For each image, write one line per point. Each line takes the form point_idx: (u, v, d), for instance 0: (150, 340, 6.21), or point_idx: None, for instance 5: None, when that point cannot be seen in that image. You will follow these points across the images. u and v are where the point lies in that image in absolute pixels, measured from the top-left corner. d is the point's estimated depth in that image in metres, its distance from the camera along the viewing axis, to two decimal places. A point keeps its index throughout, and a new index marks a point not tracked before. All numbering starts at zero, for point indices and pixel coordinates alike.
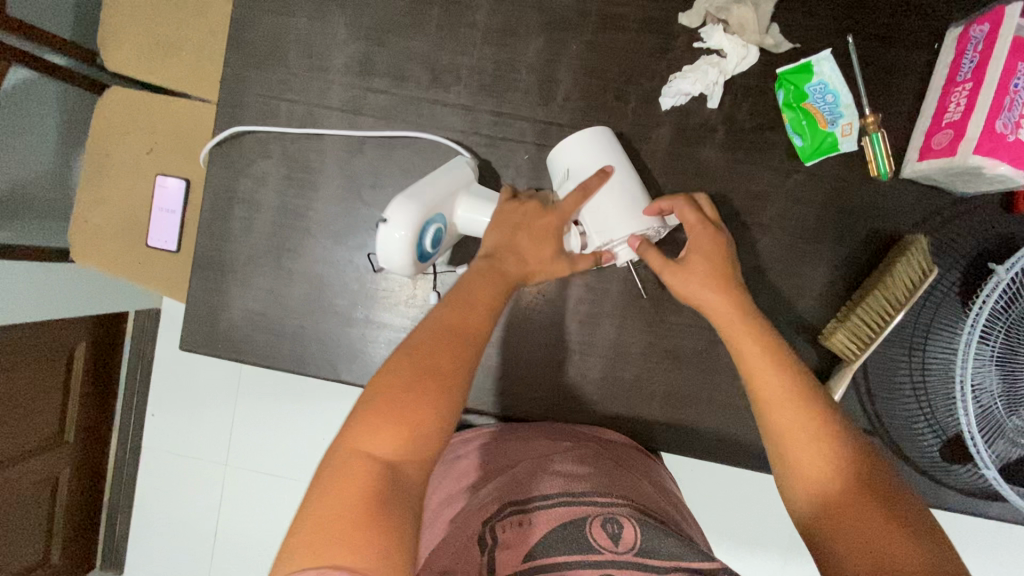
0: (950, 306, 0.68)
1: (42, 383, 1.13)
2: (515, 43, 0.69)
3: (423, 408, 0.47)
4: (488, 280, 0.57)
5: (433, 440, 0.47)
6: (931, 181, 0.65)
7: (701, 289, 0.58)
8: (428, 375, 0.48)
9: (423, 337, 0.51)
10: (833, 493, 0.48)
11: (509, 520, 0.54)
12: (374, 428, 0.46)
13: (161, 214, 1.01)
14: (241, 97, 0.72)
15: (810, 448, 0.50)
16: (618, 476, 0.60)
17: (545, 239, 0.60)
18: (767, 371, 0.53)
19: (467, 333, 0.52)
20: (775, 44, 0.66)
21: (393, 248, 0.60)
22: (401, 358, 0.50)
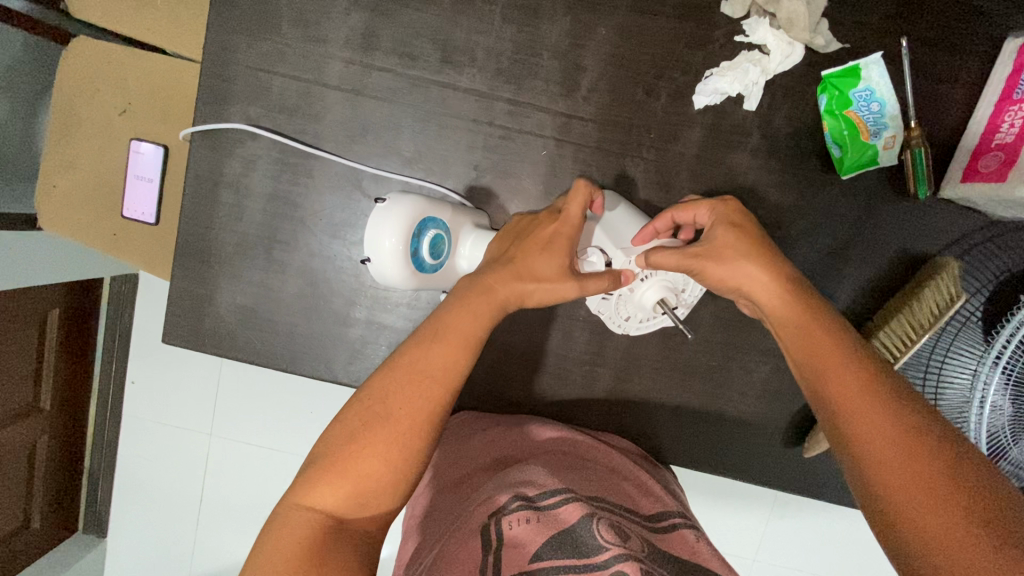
0: (971, 333, 0.66)
1: (14, 352, 1.08)
2: (538, 24, 0.62)
3: (382, 446, 0.44)
4: (473, 313, 0.49)
5: (384, 500, 0.45)
6: (971, 203, 0.62)
7: (733, 259, 0.51)
8: (383, 428, 0.44)
9: (384, 384, 0.46)
10: (874, 451, 0.40)
11: (513, 514, 0.48)
12: (320, 483, 0.44)
13: (137, 182, 0.93)
14: (227, 67, 0.64)
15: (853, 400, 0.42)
16: (605, 481, 0.56)
17: (550, 250, 0.51)
18: (798, 325, 0.48)
19: (435, 376, 0.47)
20: (824, 44, 0.60)
21: (384, 243, 0.56)
22: (358, 404, 0.46)
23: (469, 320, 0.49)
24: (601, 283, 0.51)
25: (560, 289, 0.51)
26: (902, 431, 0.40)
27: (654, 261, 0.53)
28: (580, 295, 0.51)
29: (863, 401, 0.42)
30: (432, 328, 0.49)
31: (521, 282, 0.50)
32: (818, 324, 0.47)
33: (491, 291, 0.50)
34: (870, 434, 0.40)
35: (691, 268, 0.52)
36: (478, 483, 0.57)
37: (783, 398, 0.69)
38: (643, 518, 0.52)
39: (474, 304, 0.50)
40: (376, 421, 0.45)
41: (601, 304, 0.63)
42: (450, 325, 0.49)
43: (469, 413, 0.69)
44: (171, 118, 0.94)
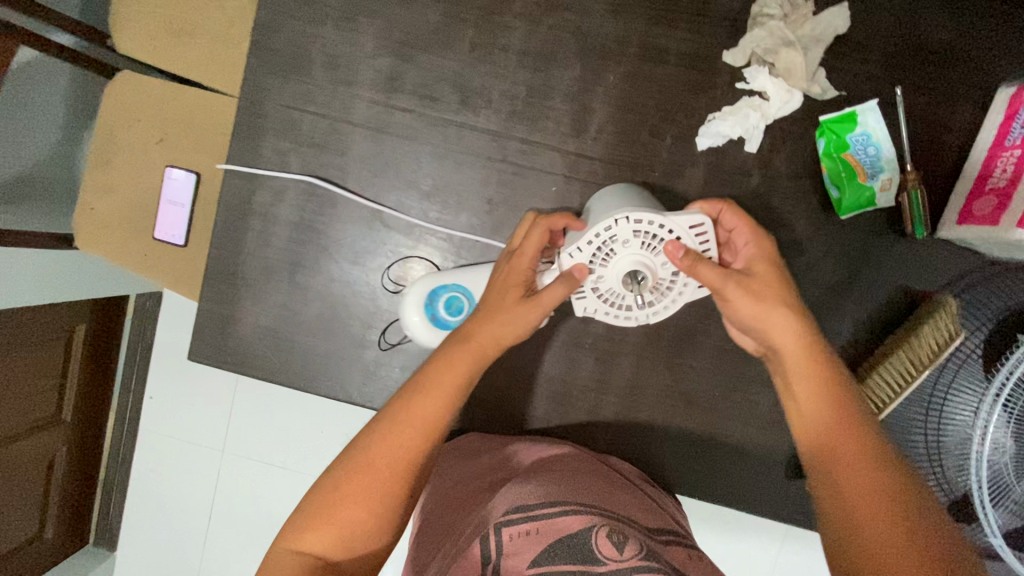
0: (971, 370, 0.66)
1: (39, 364, 1.11)
2: (551, 69, 0.66)
3: (363, 496, 0.49)
4: (447, 371, 0.53)
5: (369, 542, 0.50)
6: (968, 243, 0.64)
7: (776, 306, 0.50)
8: (364, 481, 0.49)
9: (366, 439, 0.51)
10: (871, 530, 0.45)
11: (512, 524, 0.51)
12: (308, 529, 0.49)
13: (169, 207, 0.99)
14: (261, 106, 0.69)
15: (864, 481, 0.47)
16: (602, 491, 0.57)
17: (507, 284, 0.55)
18: (827, 397, 0.50)
19: (416, 428, 0.51)
20: (821, 92, 0.63)
21: (412, 329, 0.64)
22: (343, 457, 0.51)
23: (448, 373, 0.52)
24: (557, 291, 0.51)
25: (524, 315, 0.53)
26: (898, 513, 0.45)
27: (696, 270, 0.50)
28: (544, 311, 0.53)
29: (871, 480, 0.46)
30: (415, 382, 0.53)
31: (485, 323, 0.54)
32: (838, 385, 0.50)
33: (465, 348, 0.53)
34: (872, 514, 0.46)
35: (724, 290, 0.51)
36: (483, 497, 0.59)
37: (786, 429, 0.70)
38: (644, 527, 0.54)
39: (451, 361, 0.53)
40: (358, 474, 0.50)
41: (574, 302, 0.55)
42: (432, 379, 0.52)
43: (477, 433, 0.71)
44: (203, 147, 1.00)
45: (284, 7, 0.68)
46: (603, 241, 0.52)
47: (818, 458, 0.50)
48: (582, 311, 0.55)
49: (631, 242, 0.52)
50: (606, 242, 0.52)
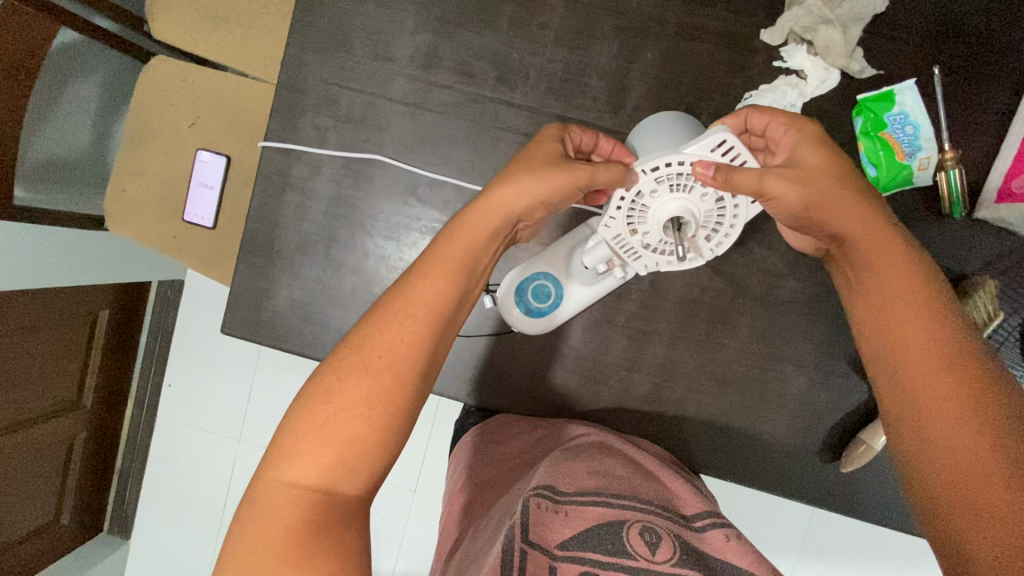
0: (1011, 352, 0.66)
1: (64, 347, 1.12)
2: (588, 47, 0.67)
3: (365, 383, 0.45)
4: (458, 244, 0.49)
5: (371, 466, 0.46)
6: (1007, 224, 0.64)
7: (835, 194, 0.48)
8: (365, 371, 0.45)
9: (364, 329, 0.47)
10: (937, 414, 0.42)
11: (543, 498, 0.51)
12: (297, 455, 0.44)
13: (199, 189, 1.00)
14: (301, 81, 0.70)
15: (929, 368, 0.43)
16: (632, 478, 0.56)
17: (540, 150, 0.53)
18: (894, 283, 0.47)
19: (419, 313, 0.47)
20: (859, 70, 0.63)
21: (515, 324, 0.68)
22: (335, 360, 0.47)
23: (458, 253, 0.49)
24: (612, 169, 0.50)
25: (551, 172, 0.50)
26: (975, 401, 0.41)
27: (732, 180, 0.48)
28: (574, 171, 0.50)
29: (944, 368, 0.43)
30: (422, 263, 0.49)
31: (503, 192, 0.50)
32: (912, 276, 0.47)
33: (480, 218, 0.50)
34: (941, 400, 0.42)
35: (763, 189, 0.49)
36: (513, 477, 0.60)
37: (820, 410, 0.70)
38: (676, 514, 0.53)
39: (465, 235, 0.49)
40: (354, 368, 0.46)
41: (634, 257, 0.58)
42: (441, 257, 0.49)
43: (511, 416, 0.73)
44: (235, 132, 1.01)
45: None
46: (632, 203, 0.54)
47: (885, 347, 0.47)
48: (647, 267, 0.58)
49: (658, 192, 0.53)
50: (635, 203, 0.54)
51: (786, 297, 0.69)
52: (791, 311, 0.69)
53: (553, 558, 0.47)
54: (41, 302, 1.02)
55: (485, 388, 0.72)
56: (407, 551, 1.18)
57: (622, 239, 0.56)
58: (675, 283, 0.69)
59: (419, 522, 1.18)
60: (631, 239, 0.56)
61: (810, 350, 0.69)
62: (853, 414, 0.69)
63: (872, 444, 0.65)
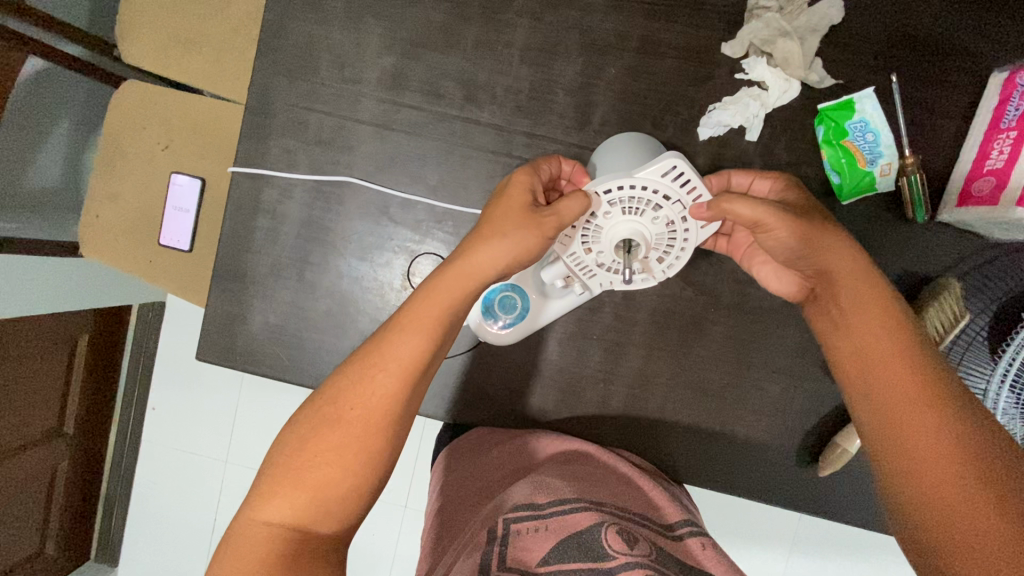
0: (978, 352, 0.67)
1: (42, 376, 1.10)
2: (554, 64, 0.68)
3: (340, 441, 0.46)
4: (433, 299, 0.49)
5: (346, 505, 0.46)
6: (968, 226, 0.65)
7: (820, 234, 0.50)
8: (337, 430, 0.46)
9: (336, 383, 0.48)
10: (925, 452, 0.42)
11: (523, 519, 0.51)
12: (270, 497, 0.45)
13: (173, 213, 1.00)
14: (269, 106, 0.70)
15: (908, 403, 0.44)
16: (603, 485, 0.57)
17: (509, 198, 0.52)
18: (870, 321, 0.48)
19: (393, 368, 0.47)
20: (818, 80, 0.65)
21: (484, 335, 0.68)
22: (309, 409, 0.48)
23: (430, 306, 0.49)
24: (576, 202, 0.50)
25: (522, 224, 0.50)
26: (950, 432, 0.42)
27: (732, 207, 0.50)
28: (548, 217, 0.49)
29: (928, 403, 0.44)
30: (394, 321, 0.49)
31: (473, 247, 0.50)
32: (883, 312, 0.48)
33: (455, 271, 0.50)
34: (928, 438, 0.43)
35: (760, 220, 0.50)
36: (497, 486, 0.60)
37: (796, 415, 0.71)
38: (656, 524, 0.54)
39: (438, 288, 0.49)
40: (327, 423, 0.46)
41: (588, 276, 0.58)
42: (412, 315, 0.49)
43: (490, 428, 0.72)
44: (211, 154, 1.01)
45: (291, 9, 0.69)
46: (585, 224, 0.54)
47: (862, 381, 0.48)
48: (601, 285, 0.59)
49: (612, 213, 0.53)
50: (589, 226, 0.55)
51: (757, 305, 0.70)
52: (763, 318, 0.70)
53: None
54: (16, 331, 1.00)
55: (463, 404, 0.72)
56: (398, 569, 1.17)
57: (578, 258, 0.57)
58: (647, 295, 0.70)
59: (410, 539, 1.17)
60: (585, 258, 0.57)
61: (783, 356, 0.70)
62: (828, 419, 0.70)
63: (847, 448, 0.66)
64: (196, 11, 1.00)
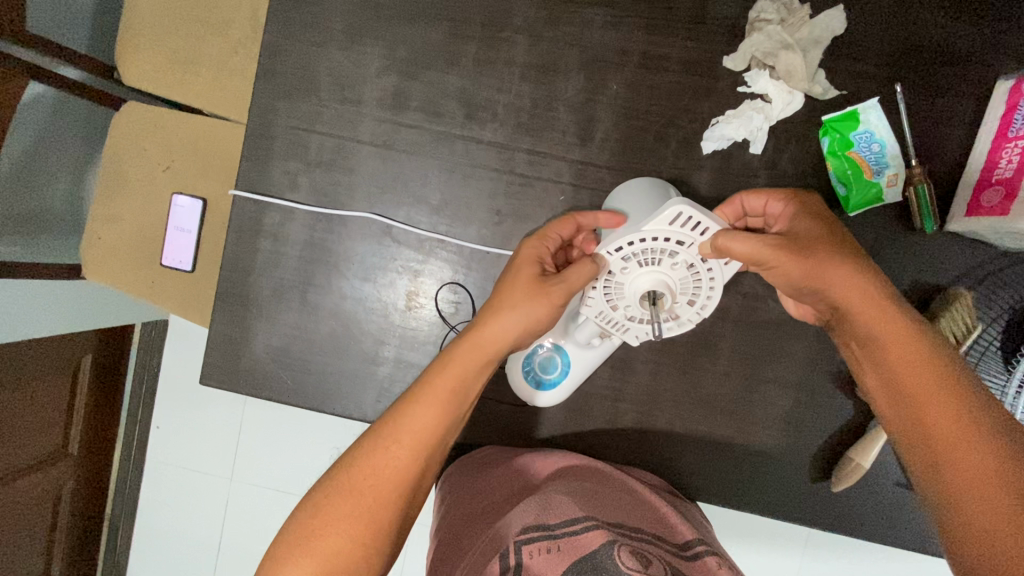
0: (993, 363, 0.66)
1: (46, 398, 1.09)
2: (554, 81, 0.67)
3: (355, 509, 0.45)
4: (449, 371, 0.50)
5: (362, 575, 0.45)
6: (977, 236, 0.64)
7: (837, 265, 0.47)
8: (353, 499, 0.46)
9: (354, 450, 0.48)
10: (964, 478, 0.40)
11: (534, 539, 0.49)
12: (286, 563, 0.44)
13: (175, 234, 0.99)
14: (269, 128, 0.70)
15: (957, 449, 0.40)
16: (613, 504, 0.56)
17: (522, 270, 0.54)
18: (908, 354, 0.44)
19: (404, 440, 0.48)
20: (822, 91, 0.64)
21: (528, 396, 0.68)
22: (328, 475, 0.47)
23: (449, 377, 0.50)
24: (584, 270, 0.52)
25: (535, 300, 0.53)
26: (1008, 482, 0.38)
27: (731, 246, 0.49)
28: (560, 289, 0.52)
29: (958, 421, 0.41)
30: (412, 389, 0.50)
31: (486, 319, 0.53)
32: (921, 345, 0.44)
33: (469, 342, 0.52)
34: (964, 461, 0.40)
35: (758, 257, 0.50)
36: (501, 506, 0.58)
37: (807, 430, 0.70)
38: (669, 544, 0.52)
39: (447, 360, 0.51)
40: (341, 492, 0.46)
41: (623, 331, 0.59)
42: (429, 385, 0.49)
43: (496, 449, 0.70)
44: (213, 174, 1.01)
45: (291, 31, 0.69)
46: (606, 281, 0.55)
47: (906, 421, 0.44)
48: (638, 338, 0.59)
49: (630, 268, 0.54)
50: (610, 282, 0.55)
51: (765, 319, 0.69)
52: (771, 332, 0.69)
53: None
54: (21, 354, 1.00)
55: (469, 424, 0.72)
56: None
57: (605, 315, 0.57)
58: None
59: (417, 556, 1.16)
60: (614, 314, 0.57)
61: (793, 370, 0.69)
62: (840, 432, 0.69)
63: (860, 462, 0.65)
64: (195, 32, 1.00)
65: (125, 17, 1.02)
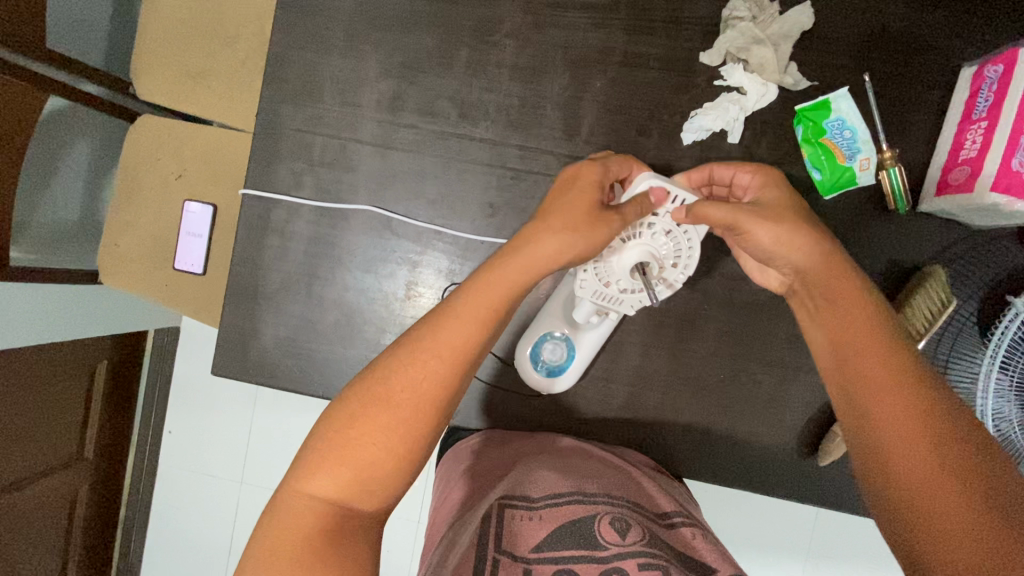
0: (968, 337, 0.68)
1: (63, 401, 1.14)
2: (542, 81, 0.72)
3: (390, 419, 0.47)
4: (494, 288, 0.50)
5: (385, 490, 0.48)
6: (948, 214, 0.67)
7: (804, 240, 0.50)
8: (385, 411, 0.48)
9: (388, 364, 0.49)
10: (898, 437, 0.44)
11: (516, 509, 0.54)
12: (318, 469, 0.47)
13: (187, 239, 1.04)
14: (276, 132, 0.75)
15: (898, 405, 0.44)
16: (598, 474, 0.60)
17: (576, 189, 0.54)
18: (859, 321, 0.48)
19: (445, 354, 0.49)
20: (793, 82, 0.68)
21: (543, 388, 0.70)
22: (360, 388, 0.49)
23: (493, 294, 0.50)
24: (636, 207, 0.54)
25: (594, 216, 0.52)
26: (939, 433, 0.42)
27: (703, 213, 0.52)
28: (616, 215, 0.53)
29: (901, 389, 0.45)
30: (449, 305, 0.51)
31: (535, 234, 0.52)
32: (873, 312, 0.49)
33: (516, 258, 0.51)
34: (901, 423, 0.44)
35: (737, 223, 0.51)
36: (490, 481, 0.61)
37: (793, 407, 0.72)
38: (650, 512, 0.56)
39: (495, 278, 0.51)
40: (377, 403, 0.48)
41: (619, 304, 0.61)
42: (471, 301, 0.50)
43: (480, 434, 0.72)
44: (222, 181, 1.06)
45: (295, 41, 0.74)
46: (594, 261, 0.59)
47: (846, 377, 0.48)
48: (633, 308, 0.61)
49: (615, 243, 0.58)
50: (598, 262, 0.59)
51: (749, 300, 0.72)
52: (755, 313, 0.72)
53: (528, 562, 0.51)
54: (41, 357, 1.04)
55: (467, 407, 0.75)
56: None
57: (600, 293, 0.60)
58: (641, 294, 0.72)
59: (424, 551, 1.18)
60: (608, 291, 0.60)
61: (777, 349, 0.72)
62: (824, 409, 0.71)
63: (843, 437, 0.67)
64: (205, 48, 1.05)
65: (139, 36, 1.08)
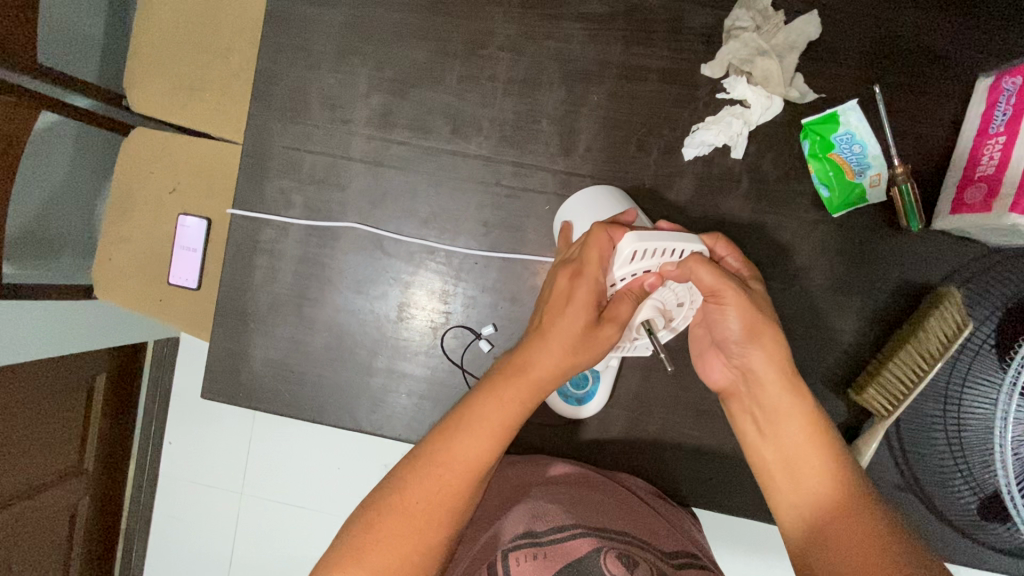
0: (986, 360, 0.65)
1: (61, 415, 1.13)
2: (537, 94, 0.69)
3: (403, 531, 0.49)
4: (501, 407, 0.52)
5: None
6: (963, 232, 0.64)
7: (769, 341, 0.54)
8: (397, 521, 0.49)
9: (401, 474, 0.51)
10: (858, 560, 0.47)
11: (521, 549, 0.51)
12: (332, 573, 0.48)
13: (182, 253, 1.02)
14: (265, 149, 0.73)
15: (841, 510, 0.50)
16: (601, 506, 0.57)
17: (571, 305, 0.52)
18: (798, 431, 0.54)
19: (457, 469, 0.51)
20: (799, 95, 0.65)
21: (570, 413, 0.70)
22: (375, 496, 0.51)
23: (499, 411, 0.52)
24: (629, 307, 0.53)
25: (591, 338, 0.52)
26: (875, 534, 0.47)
27: (696, 272, 0.53)
28: (615, 329, 0.53)
29: (850, 513, 0.50)
30: (459, 419, 0.52)
31: (538, 361, 0.53)
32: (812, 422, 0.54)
33: (519, 378, 0.53)
34: (859, 547, 0.48)
35: (719, 291, 0.54)
36: (492, 517, 0.60)
37: None
38: (656, 550, 0.53)
39: (500, 392, 0.52)
40: (391, 511, 0.50)
41: (633, 348, 0.61)
42: (478, 416, 0.52)
43: None
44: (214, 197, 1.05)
45: (284, 56, 0.72)
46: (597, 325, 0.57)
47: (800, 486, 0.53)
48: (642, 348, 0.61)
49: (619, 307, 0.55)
50: None
51: None
52: None
53: None
54: (39, 371, 1.03)
55: None
56: None
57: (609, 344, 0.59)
58: None
59: None
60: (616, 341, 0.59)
61: None
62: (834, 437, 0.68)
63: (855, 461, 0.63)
64: (197, 58, 1.03)
65: (133, 48, 1.07)
